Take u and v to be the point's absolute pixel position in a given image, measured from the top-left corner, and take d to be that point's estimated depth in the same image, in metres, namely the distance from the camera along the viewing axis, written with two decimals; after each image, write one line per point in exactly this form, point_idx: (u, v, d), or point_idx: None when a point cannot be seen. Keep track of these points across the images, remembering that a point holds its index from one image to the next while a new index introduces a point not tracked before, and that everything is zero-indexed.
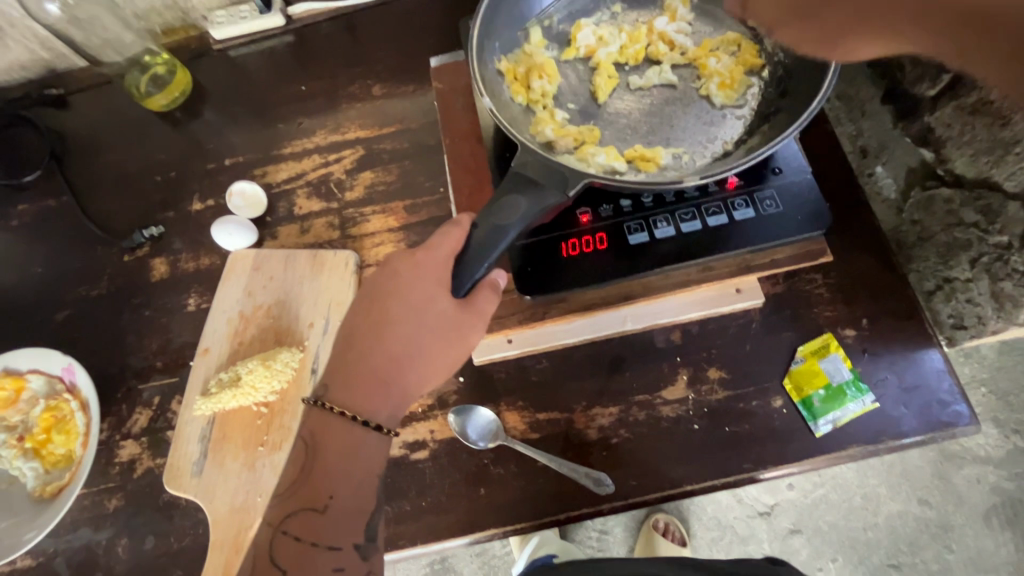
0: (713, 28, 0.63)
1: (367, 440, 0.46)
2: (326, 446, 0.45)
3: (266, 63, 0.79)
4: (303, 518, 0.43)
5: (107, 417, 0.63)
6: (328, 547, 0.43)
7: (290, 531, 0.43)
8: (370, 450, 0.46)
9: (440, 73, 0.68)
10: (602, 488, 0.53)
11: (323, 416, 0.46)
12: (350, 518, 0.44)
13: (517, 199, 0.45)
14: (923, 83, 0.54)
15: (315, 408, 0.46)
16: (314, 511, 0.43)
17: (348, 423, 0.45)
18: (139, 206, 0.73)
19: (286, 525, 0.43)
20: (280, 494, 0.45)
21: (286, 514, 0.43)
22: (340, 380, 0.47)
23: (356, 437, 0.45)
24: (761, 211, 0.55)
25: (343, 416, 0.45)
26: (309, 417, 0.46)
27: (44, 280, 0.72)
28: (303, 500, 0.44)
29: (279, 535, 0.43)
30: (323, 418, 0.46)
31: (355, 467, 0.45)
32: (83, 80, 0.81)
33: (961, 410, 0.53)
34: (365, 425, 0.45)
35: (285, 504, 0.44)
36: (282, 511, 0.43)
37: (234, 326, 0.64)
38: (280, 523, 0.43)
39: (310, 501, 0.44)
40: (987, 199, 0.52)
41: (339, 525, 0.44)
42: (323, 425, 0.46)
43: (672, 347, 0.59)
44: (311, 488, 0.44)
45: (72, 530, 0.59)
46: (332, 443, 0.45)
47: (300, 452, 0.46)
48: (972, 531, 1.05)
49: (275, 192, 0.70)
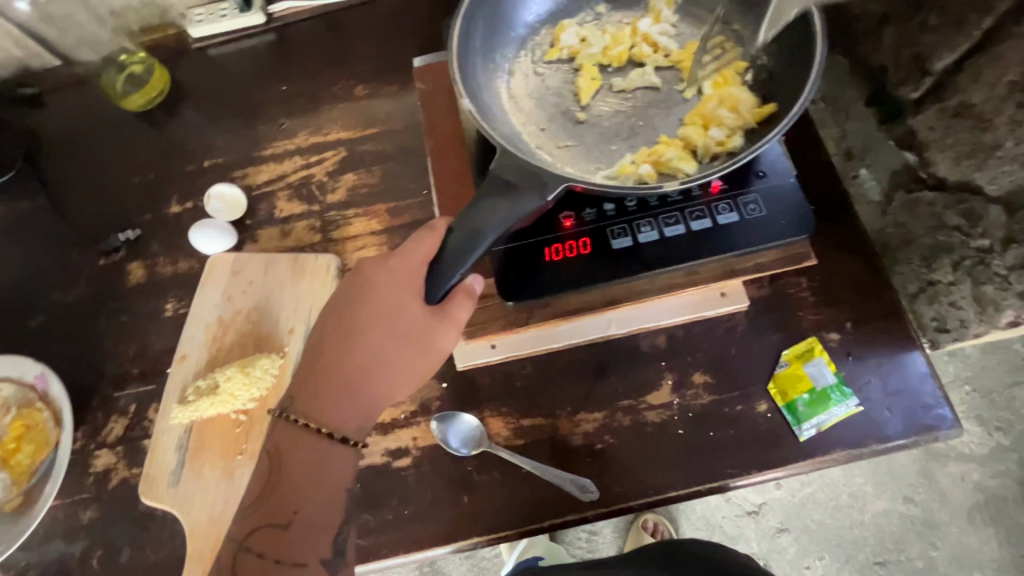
0: (697, 31, 0.62)
1: (335, 453, 0.45)
2: (290, 460, 0.44)
3: (246, 62, 0.77)
4: (267, 534, 0.43)
5: (81, 425, 0.62)
6: (292, 564, 0.42)
7: (252, 548, 0.42)
8: (337, 463, 0.45)
9: (424, 74, 0.67)
10: (586, 494, 0.53)
11: (289, 429, 0.45)
12: (317, 533, 0.43)
13: (493, 204, 0.44)
14: (907, 86, 0.55)
15: (281, 422, 0.45)
16: (279, 526, 0.43)
17: (315, 435, 0.45)
18: (116, 208, 0.71)
19: (249, 542, 0.42)
20: (243, 509, 0.44)
21: (249, 531, 0.43)
22: (309, 391, 0.46)
23: (323, 450, 0.44)
24: (745, 215, 0.54)
25: (309, 429, 0.45)
26: (275, 430, 0.45)
27: (16, 284, 0.70)
28: (266, 516, 0.43)
29: (242, 552, 0.42)
30: (290, 430, 0.45)
31: (323, 481, 0.44)
32: (57, 78, 0.79)
33: (943, 414, 0.54)
34: (331, 438, 0.45)
35: (247, 520, 0.43)
36: (245, 527, 0.43)
37: (212, 331, 0.63)
38: (243, 539, 0.43)
39: (274, 517, 0.43)
40: (970, 202, 0.52)
41: (305, 541, 0.43)
42: (290, 438, 0.45)
43: (657, 351, 0.58)
44: (275, 504, 0.43)
45: (45, 542, 0.58)
46: (297, 456, 0.44)
47: (264, 467, 0.45)
48: (956, 528, 1.06)
49: (256, 194, 0.69)
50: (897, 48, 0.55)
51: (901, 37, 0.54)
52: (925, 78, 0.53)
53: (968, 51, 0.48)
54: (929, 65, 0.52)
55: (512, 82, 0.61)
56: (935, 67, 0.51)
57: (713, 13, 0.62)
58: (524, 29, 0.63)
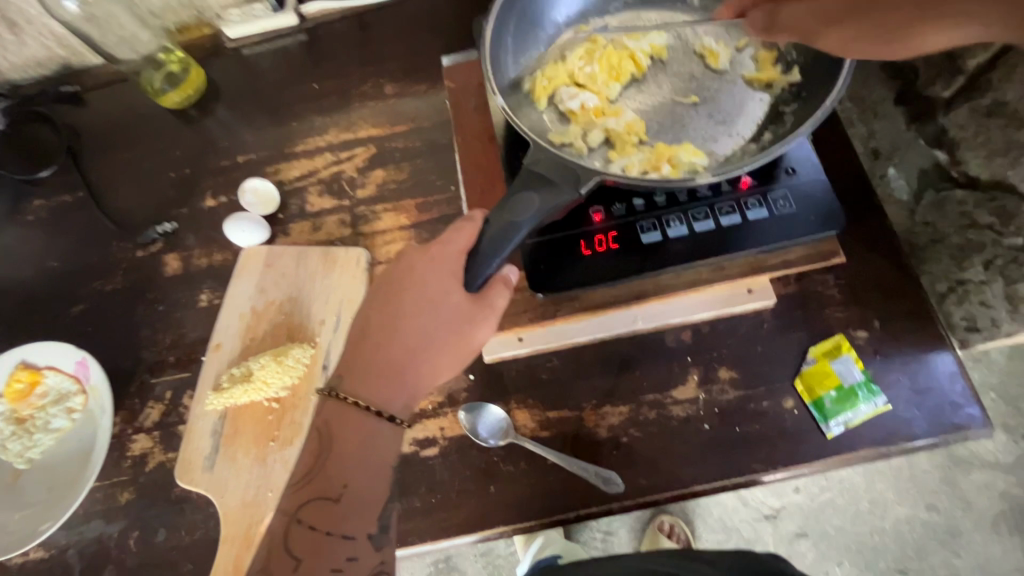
0: (724, 30, 0.63)
1: (382, 431, 0.46)
2: (340, 437, 0.45)
3: (279, 61, 0.79)
4: (318, 506, 0.44)
5: (119, 411, 0.64)
6: (342, 536, 0.43)
7: (304, 520, 0.43)
8: (384, 441, 0.46)
9: (452, 73, 0.68)
10: (611, 486, 0.54)
11: (338, 406, 0.46)
12: (364, 507, 0.45)
13: (531, 195, 0.45)
14: (937, 85, 0.55)
15: (330, 399, 0.46)
16: (329, 500, 0.44)
17: (363, 413, 0.46)
18: (153, 202, 0.74)
19: (300, 514, 0.43)
20: (293, 484, 0.45)
21: (300, 503, 0.44)
22: (354, 372, 0.47)
23: (370, 429, 0.46)
24: (774, 211, 0.55)
25: (358, 406, 0.46)
26: (324, 407, 0.46)
27: (58, 275, 0.72)
28: (317, 489, 0.44)
29: (293, 524, 0.43)
30: (338, 409, 0.46)
31: (370, 459, 0.46)
32: (98, 77, 0.82)
33: (973, 413, 0.53)
34: (379, 416, 0.46)
35: (299, 493, 0.44)
36: (296, 500, 0.44)
37: (246, 321, 0.65)
38: (294, 512, 0.43)
39: (325, 490, 0.44)
40: (1001, 200, 0.52)
41: (353, 515, 0.44)
42: (338, 415, 0.46)
43: (682, 347, 0.59)
44: (326, 478, 0.44)
45: (85, 522, 0.60)
46: (346, 433, 0.45)
47: (314, 443, 0.46)
48: (980, 537, 1.04)
49: (288, 189, 0.71)
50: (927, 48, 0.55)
51: None
52: (956, 77, 0.53)
53: (999, 50, 0.49)
54: (961, 64, 0.52)
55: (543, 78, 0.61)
56: (967, 65, 0.52)
57: None
58: (554, 28, 0.64)
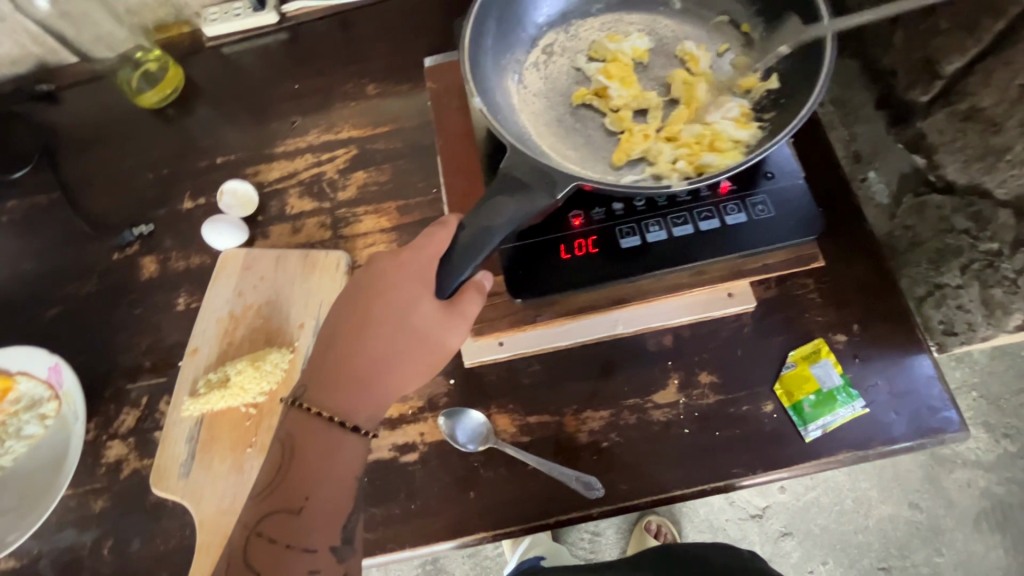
0: (706, 33, 0.63)
1: (346, 441, 0.45)
2: (302, 448, 0.45)
3: (259, 61, 0.78)
4: (279, 519, 0.43)
5: (94, 417, 0.63)
6: (303, 549, 0.42)
7: (264, 533, 0.42)
8: (348, 452, 0.45)
9: (434, 74, 0.67)
10: (592, 492, 0.53)
11: (301, 417, 0.45)
12: (327, 519, 0.44)
13: (504, 201, 0.45)
14: (915, 89, 0.55)
15: (293, 410, 0.46)
16: (290, 512, 0.43)
17: (326, 424, 0.45)
18: (130, 204, 0.72)
19: (261, 526, 0.42)
20: (255, 495, 0.44)
21: (261, 516, 0.43)
22: (322, 381, 0.47)
23: (334, 439, 0.45)
24: (753, 215, 0.54)
25: (321, 417, 0.45)
26: (288, 418, 0.46)
27: (32, 277, 0.71)
28: (278, 501, 0.43)
29: (253, 537, 0.42)
30: (301, 419, 0.45)
31: (334, 470, 0.45)
32: (74, 75, 0.80)
33: (950, 417, 0.54)
34: (342, 426, 0.45)
35: (260, 505, 0.43)
36: (257, 512, 0.43)
37: (223, 325, 0.64)
38: (255, 525, 0.43)
39: (286, 503, 0.43)
40: (978, 206, 0.52)
41: (316, 527, 0.43)
42: (301, 425, 0.45)
43: (663, 351, 0.58)
44: (287, 490, 0.44)
45: (57, 531, 0.59)
46: (309, 444, 0.45)
47: (276, 454, 0.45)
48: (961, 534, 1.06)
49: (267, 191, 0.70)
50: (907, 52, 0.55)
51: (912, 40, 0.54)
52: (935, 82, 0.53)
53: (977, 55, 0.49)
54: (940, 69, 0.52)
55: (526, 82, 0.61)
56: (945, 70, 0.52)
57: (722, 14, 0.63)
58: (535, 30, 0.63)
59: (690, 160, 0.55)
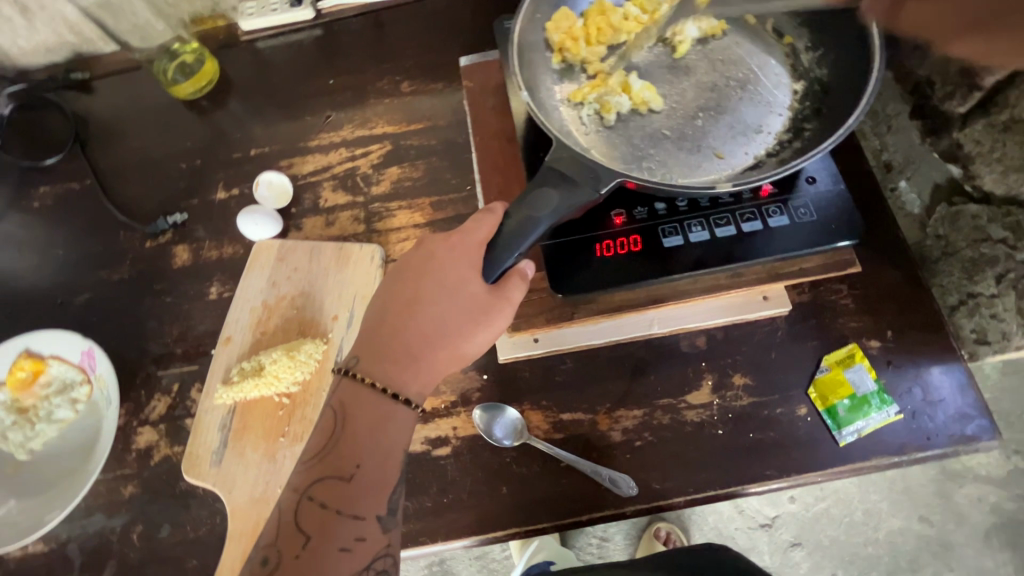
0: (750, 41, 0.63)
1: (398, 414, 0.46)
2: (354, 415, 0.45)
3: (293, 56, 0.79)
4: (330, 485, 0.43)
5: (125, 403, 0.63)
6: (351, 516, 0.43)
7: (315, 498, 0.43)
8: (399, 424, 0.46)
9: (470, 73, 0.68)
10: (624, 489, 0.54)
11: (355, 387, 0.46)
12: (374, 490, 0.44)
13: (549, 192, 0.45)
14: (953, 100, 0.56)
15: (346, 378, 0.46)
16: (341, 479, 0.43)
17: (380, 396, 0.46)
18: (164, 193, 0.73)
19: (311, 491, 0.43)
20: (306, 462, 0.44)
21: (311, 481, 0.43)
22: (374, 352, 0.47)
23: (385, 410, 0.46)
24: (795, 218, 0.55)
25: (373, 388, 0.46)
26: (339, 387, 0.46)
27: (64, 264, 0.71)
28: (329, 467, 0.43)
29: (304, 501, 0.43)
30: (356, 389, 0.46)
31: (384, 442, 0.45)
32: (109, 65, 0.81)
33: (983, 425, 0.54)
34: (394, 398, 0.46)
35: (310, 471, 0.43)
36: (307, 478, 0.43)
37: (257, 315, 0.64)
38: (305, 489, 0.43)
39: (336, 470, 0.43)
40: (1016, 216, 0.54)
41: (364, 495, 0.43)
42: (352, 395, 0.45)
43: (697, 352, 0.59)
44: (339, 457, 0.44)
45: (87, 515, 0.59)
46: (360, 415, 0.45)
47: (327, 424, 0.45)
48: (971, 550, 1.05)
49: (301, 183, 0.70)
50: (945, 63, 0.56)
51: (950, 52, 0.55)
52: (973, 92, 0.54)
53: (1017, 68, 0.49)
54: (979, 81, 0.53)
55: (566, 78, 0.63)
56: (985, 82, 0.52)
57: (770, 27, 0.64)
58: None
59: (730, 165, 0.56)
